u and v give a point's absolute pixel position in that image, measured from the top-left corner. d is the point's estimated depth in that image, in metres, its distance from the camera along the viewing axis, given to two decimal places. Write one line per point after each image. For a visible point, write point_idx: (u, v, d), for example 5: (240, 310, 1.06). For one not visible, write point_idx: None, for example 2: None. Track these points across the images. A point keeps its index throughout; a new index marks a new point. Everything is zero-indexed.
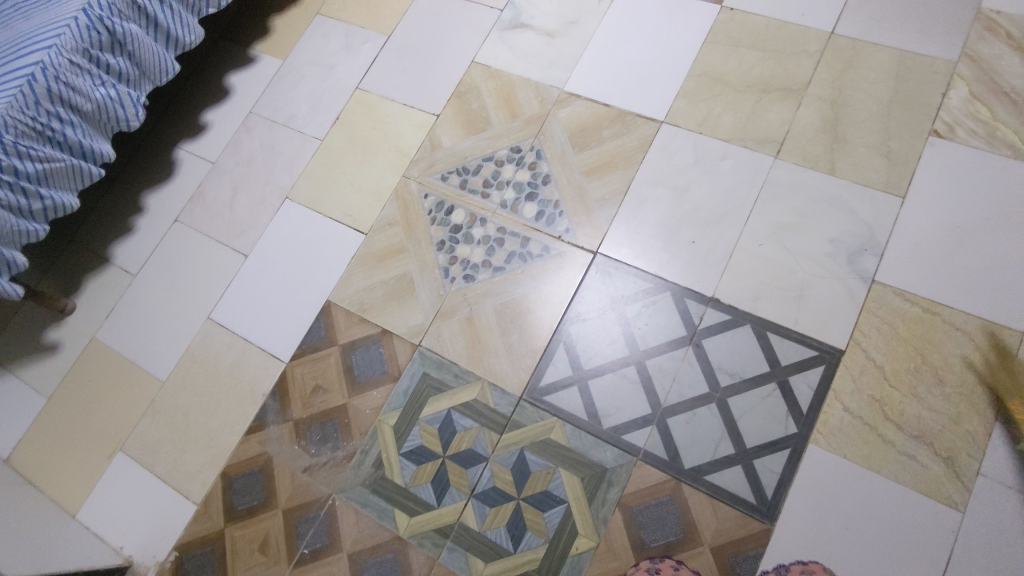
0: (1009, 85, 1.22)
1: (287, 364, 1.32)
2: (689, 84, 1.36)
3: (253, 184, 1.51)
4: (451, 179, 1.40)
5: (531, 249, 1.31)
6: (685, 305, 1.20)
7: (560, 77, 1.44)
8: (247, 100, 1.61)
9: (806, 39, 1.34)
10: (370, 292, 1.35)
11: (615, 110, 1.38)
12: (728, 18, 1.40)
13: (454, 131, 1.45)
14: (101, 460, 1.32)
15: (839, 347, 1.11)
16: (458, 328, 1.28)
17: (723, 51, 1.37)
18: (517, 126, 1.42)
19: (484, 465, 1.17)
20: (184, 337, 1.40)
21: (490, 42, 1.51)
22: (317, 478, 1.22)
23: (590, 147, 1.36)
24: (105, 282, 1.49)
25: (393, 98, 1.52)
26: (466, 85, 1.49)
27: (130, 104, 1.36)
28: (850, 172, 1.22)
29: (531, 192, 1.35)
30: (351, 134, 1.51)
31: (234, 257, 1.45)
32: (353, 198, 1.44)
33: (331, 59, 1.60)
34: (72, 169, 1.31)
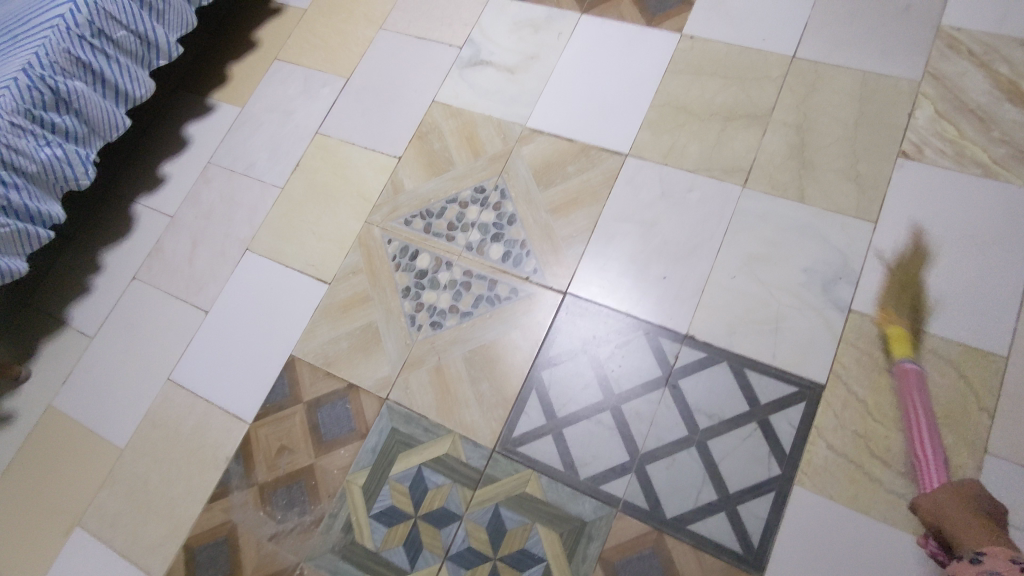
0: (975, 102, 1.19)
1: (251, 424, 1.27)
2: (652, 115, 1.33)
3: (213, 236, 1.47)
4: (415, 222, 1.36)
5: (499, 292, 1.26)
6: (659, 344, 1.16)
7: (522, 114, 1.41)
8: (206, 150, 1.57)
9: (768, 65, 1.32)
10: (335, 344, 1.30)
11: (578, 145, 1.35)
12: (688, 47, 1.38)
13: (416, 173, 1.41)
14: (57, 537, 1.26)
15: (819, 381, 1.07)
16: (426, 379, 1.23)
17: (684, 80, 1.35)
18: (480, 165, 1.38)
19: (458, 523, 1.11)
20: (143, 400, 1.35)
21: (450, 80, 1.48)
22: (284, 546, 1.16)
23: (555, 184, 1.33)
24: (61, 346, 1.43)
25: (354, 142, 1.48)
26: (427, 125, 1.45)
27: (79, 162, 1.31)
28: (820, 199, 1.19)
29: (497, 232, 1.31)
30: (312, 180, 1.47)
31: (194, 314, 1.40)
32: (315, 246, 1.40)
33: (290, 105, 1.57)
34: (19, 233, 1.25)
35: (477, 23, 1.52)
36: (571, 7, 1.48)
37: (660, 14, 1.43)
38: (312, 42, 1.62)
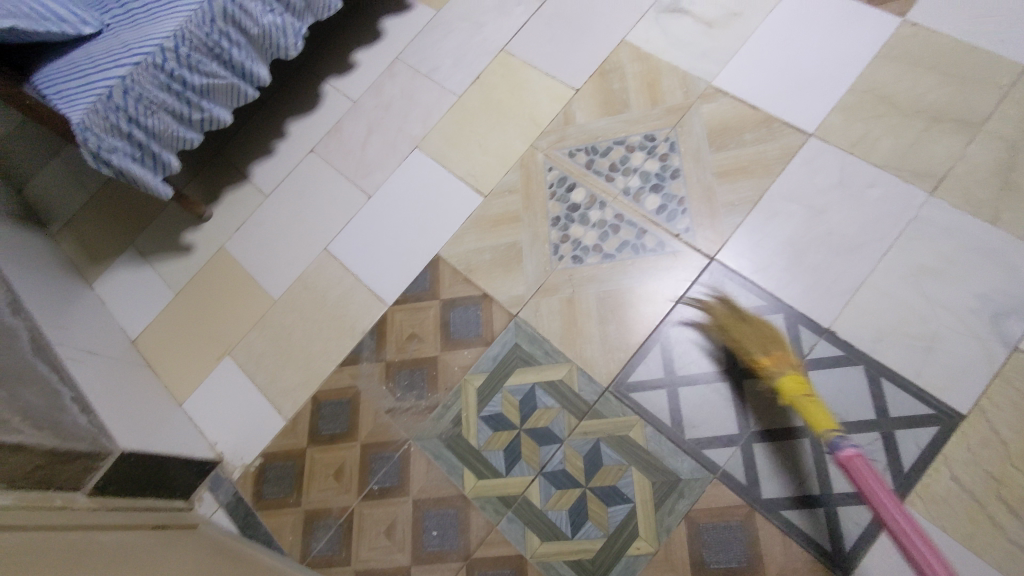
0: None
1: (389, 308, 1.38)
2: (850, 99, 1.27)
3: (387, 128, 1.56)
4: (578, 156, 1.39)
5: (646, 242, 1.28)
6: (797, 332, 1.14)
7: (711, 71, 1.38)
8: (396, 45, 1.65)
9: (996, 70, 1.21)
10: (479, 254, 1.37)
11: (762, 114, 1.31)
12: (910, 33, 1.28)
13: (590, 108, 1.43)
14: (211, 360, 1.43)
15: (961, 411, 1.03)
16: (557, 307, 1.28)
17: (897, 69, 1.26)
18: (656, 114, 1.38)
19: (558, 446, 1.18)
20: (300, 262, 1.48)
21: (645, 23, 1.47)
22: (398, 422, 1.27)
23: (728, 148, 1.31)
24: (241, 197, 1.59)
25: (536, 66, 1.51)
26: (611, 64, 1.45)
27: (292, 34, 1.43)
28: (1015, 225, 1.11)
29: (657, 184, 1.32)
30: (489, 95, 1.51)
31: (357, 195, 1.51)
32: (479, 158, 1.46)
33: (482, 17, 1.60)
34: (233, 88, 1.39)
35: None
36: None
37: None
38: None
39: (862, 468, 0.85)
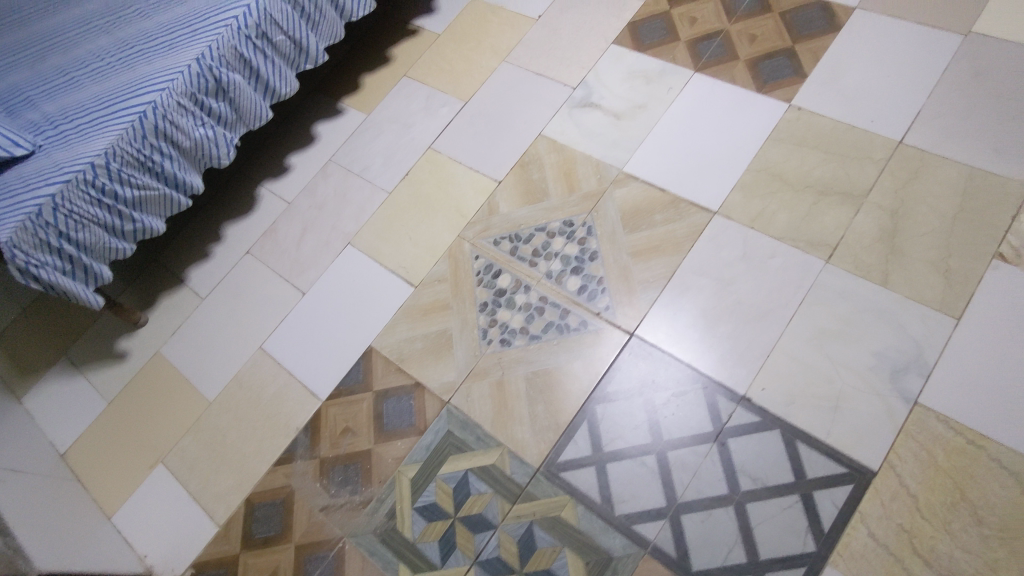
0: None
1: (323, 403, 1.38)
2: (747, 178, 1.37)
3: (321, 227, 1.61)
4: (503, 244, 1.45)
5: (569, 321, 1.33)
6: (714, 401, 1.18)
7: (621, 158, 1.47)
8: (329, 149, 1.73)
9: (873, 146, 1.33)
10: (410, 343, 1.40)
11: (669, 196, 1.40)
12: (795, 117, 1.40)
13: (512, 198, 1.50)
14: (143, 469, 1.41)
15: (871, 468, 1.07)
16: (487, 391, 1.30)
17: (786, 149, 1.37)
18: (573, 200, 1.46)
19: (492, 532, 1.17)
20: (235, 363, 1.49)
21: (559, 117, 1.57)
22: (332, 519, 1.26)
23: (640, 229, 1.38)
24: (177, 301, 1.61)
25: (460, 161, 1.59)
26: (530, 156, 1.55)
27: (224, 144, 1.48)
28: (903, 286, 1.18)
29: (578, 266, 1.38)
30: (417, 190, 1.59)
31: (292, 293, 1.54)
32: (409, 250, 1.51)
33: (409, 119, 1.70)
34: (165, 197, 1.44)
35: (593, 67, 1.61)
36: (686, 64, 1.54)
37: (772, 82, 1.46)
38: (440, 65, 1.76)
39: None
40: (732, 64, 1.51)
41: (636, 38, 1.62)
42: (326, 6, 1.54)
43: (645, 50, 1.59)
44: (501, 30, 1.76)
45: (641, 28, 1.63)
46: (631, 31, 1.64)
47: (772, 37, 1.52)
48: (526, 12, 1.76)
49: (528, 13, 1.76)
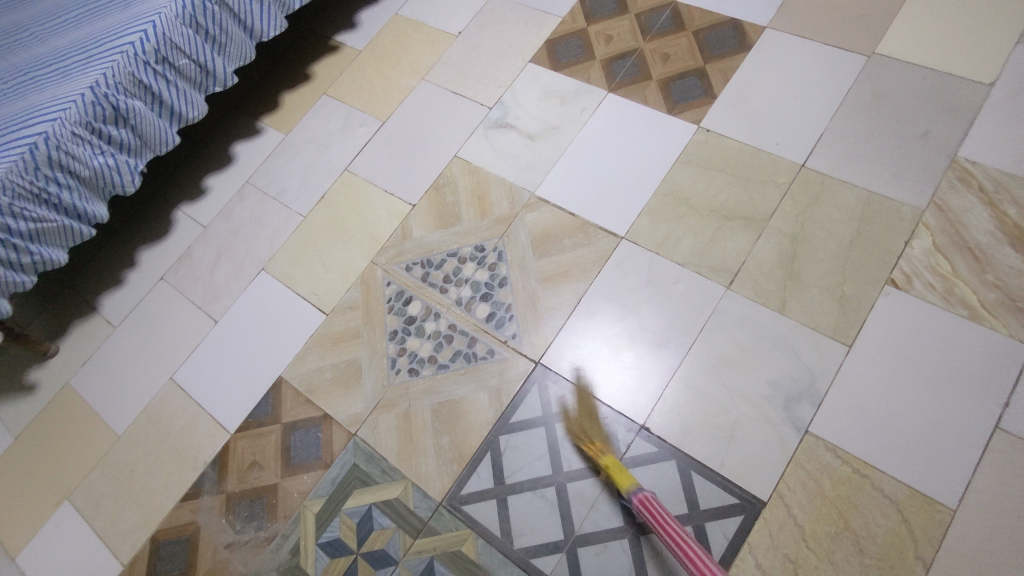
0: (975, 240, 1.18)
1: (231, 436, 1.36)
2: (654, 203, 1.37)
3: (236, 252, 1.59)
4: (415, 270, 1.44)
5: (477, 350, 1.32)
6: (614, 431, 1.19)
7: (533, 181, 1.47)
8: (246, 170, 1.70)
9: (776, 170, 1.33)
10: (320, 374, 1.38)
11: (579, 220, 1.40)
12: (703, 140, 1.41)
13: (426, 222, 1.49)
14: (48, 506, 1.38)
15: (760, 497, 1.08)
16: (394, 422, 1.29)
17: (692, 172, 1.38)
18: (485, 225, 1.45)
19: (394, 567, 1.17)
20: (146, 394, 1.46)
21: (475, 138, 1.56)
22: (236, 556, 1.24)
23: (549, 254, 1.38)
24: (88, 330, 1.58)
25: (376, 184, 1.57)
26: (445, 178, 1.53)
27: (127, 171, 1.45)
28: (799, 313, 1.20)
29: (487, 292, 1.37)
30: (332, 214, 1.57)
31: (205, 322, 1.52)
32: (322, 277, 1.49)
33: (327, 139, 1.67)
34: (65, 228, 1.40)
35: (510, 87, 1.60)
36: (600, 84, 1.54)
37: (682, 103, 1.46)
38: (359, 83, 1.73)
39: None
40: (645, 84, 1.51)
41: (553, 57, 1.61)
42: (232, 28, 1.50)
43: (561, 69, 1.59)
44: (421, 46, 1.73)
45: (558, 47, 1.62)
46: (548, 49, 1.62)
47: (684, 57, 1.52)
48: (447, 28, 1.74)
49: (449, 30, 1.74)
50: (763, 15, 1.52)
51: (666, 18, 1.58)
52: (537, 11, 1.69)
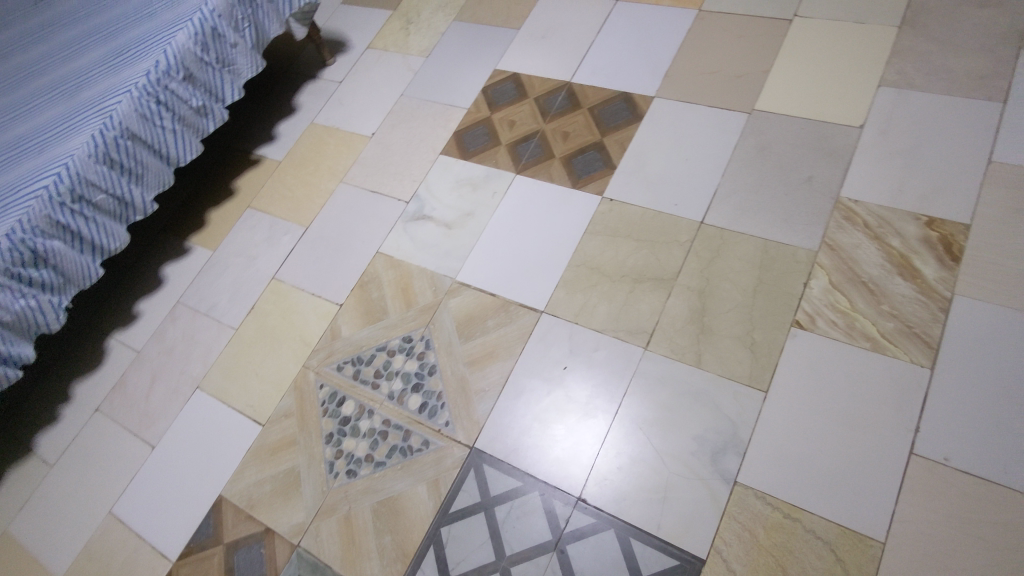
0: (867, 273, 1.24)
1: (173, 564, 1.33)
2: (568, 274, 1.42)
3: (170, 373, 1.58)
4: (346, 369, 1.45)
5: (412, 442, 1.32)
6: (551, 507, 1.18)
7: (453, 267, 1.51)
8: (177, 290, 1.72)
9: (678, 229, 1.39)
10: (259, 487, 1.36)
11: (499, 300, 1.43)
12: (608, 209, 1.47)
13: (353, 320, 1.51)
14: None
15: (699, 555, 1.08)
16: (335, 528, 1.27)
17: (601, 241, 1.43)
18: (411, 315, 1.47)
19: None
20: (84, 532, 1.42)
21: (395, 233, 1.61)
22: None
23: (474, 336, 1.40)
24: (24, 473, 1.54)
25: (303, 288, 1.60)
26: (368, 275, 1.56)
27: (51, 309, 1.46)
28: (715, 365, 1.23)
29: (418, 382, 1.38)
30: (263, 323, 1.58)
31: (142, 448, 1.50)
32: (256, 387, 1.49)
33: (254, 251, 1.71)
34: None
35: (423, 180, 1.67)
36: (507, 167, 1.61)
37: (585, 176, 1.53)
38: (281, 192, 1.79)
39: None
40: (549, 162, 1.58)
41: (461, 147, 1.69)
42: (147, 158, 1.56)
43: (470, 157, 1.66)
44: (338, 151, 1.81)
45: (466, 137, 1.70)
46: (457, 140, 1.71)
47: (582, 133, 1.60)
48: (360, 131, 1.82)
49: (363, 132, 1.82)
50: (650, 85, 1.62)
51: (563, 99, 1.68)
52: (443, 106, 1.78)
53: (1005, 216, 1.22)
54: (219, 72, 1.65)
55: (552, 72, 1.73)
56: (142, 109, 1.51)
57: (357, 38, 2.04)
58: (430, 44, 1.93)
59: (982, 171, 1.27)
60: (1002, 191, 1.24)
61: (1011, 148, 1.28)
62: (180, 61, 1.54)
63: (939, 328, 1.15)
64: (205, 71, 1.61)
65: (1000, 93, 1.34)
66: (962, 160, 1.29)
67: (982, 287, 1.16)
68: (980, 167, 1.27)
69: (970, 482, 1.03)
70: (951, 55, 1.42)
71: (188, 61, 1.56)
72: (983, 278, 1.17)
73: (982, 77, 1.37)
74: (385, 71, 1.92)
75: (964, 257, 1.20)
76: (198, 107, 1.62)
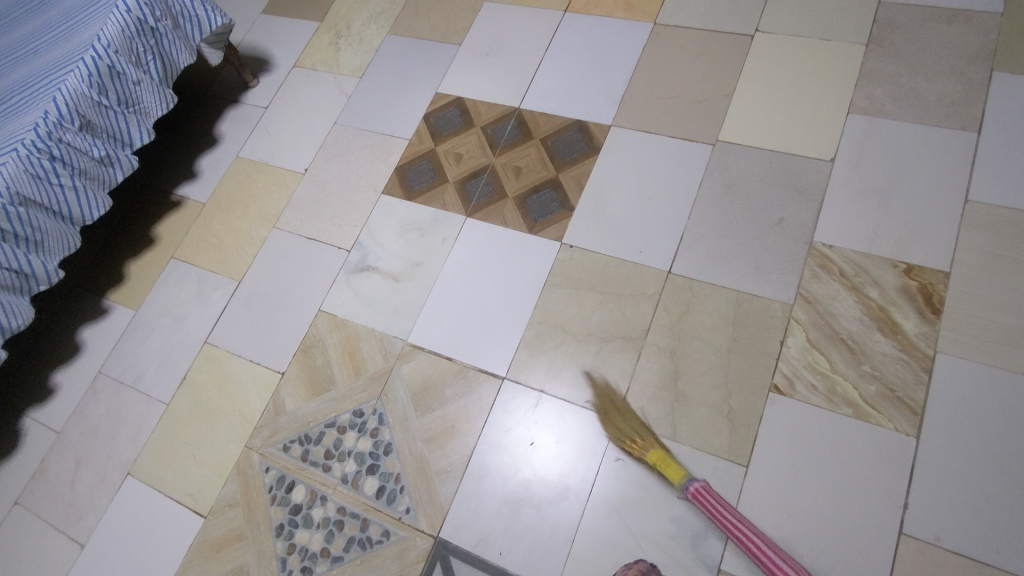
0: (845, 329, 1.17)
1: None
2: (530, 333, 1.31)
3: (96, 457, 1.42)
4: (293, 449, 1.32)
5: (371, 533, 1.21)
6: None
7: (404, 327, 1.38)
8: (98, 357, 1.53)
9: (644, 280, 1.30)
10: None
11: (457, 365, 1.32)
12: (568, 257, 1.36)
13: (298, 391, 1.38)
14: None
15: None
16: None
17: (563, 294, 1.33)
18: (361, 384, 1.35)
19: None
20: None
21: (337, 287, 1.46)
22: None
23: (432, 409, 1.29)
24: None
25: (239, 354, 1.45)
26: (311, 338, 1.43)
27: None
28: (692, 436, 1.15)
29: (372, 463, 1.27)
30: (197, 396, 1.43)
31: (71, 547, 1.34)
32: (194, 473, 1.35)
33: (182, 310, 1.54)
34: None
35: (365, 224, 1.52)
36: (456, 209, 1.48)
37: (542, 219, 1.42)
38: (207, 241, 1.61)
39: (706, 498, 1.01)
40: (501, 203, 1.46)
41: (404, 185, 1.54)
42: (46, 222, 1.35)
43: (415, 197, 1.52)
44: (268, 190, 1.64)
45: (409, 173, 1.56)
46: (399, 177, 1.56)
47: (536, 168, 1.48)
48: (292, 167, 1.66)
49: (295, 168, 1.65)
50: (606, 112, 1.50)
51: (512, 128, 1.54)
52: (382, 136, 1.63)
53: (986, 263, 1.16)
54: (122, 115, 1.45)
55: (499, 97, 1.59)
56: (33, 168, 1.30)
57: (281, 55, 1.84)
58: (363, 62, 1.76)
59: (960, 212, 1.20)
60: (982, 234, 1.18)
61: (988, 185, 1.21)
62: (74, 107, 1.34)
63: (923, 392, 1.09)
64: (105, 116, 1.42)
65: (973, 122, 1.27)
66: (939, 200, 1.22)
67: (966, 343, 1.11)
68: (958, 207, 1.21)
69: (961, 563, 0.99)
70: (922, 78, 1.34)
71: (84, 106, 1.36)
72: (966, 333, 1.12)
73: (954, 104, 1.30)
74: (315, 95, 1.75)
75: (945, 309, 1.14)
76: (102, 157, 1.42)
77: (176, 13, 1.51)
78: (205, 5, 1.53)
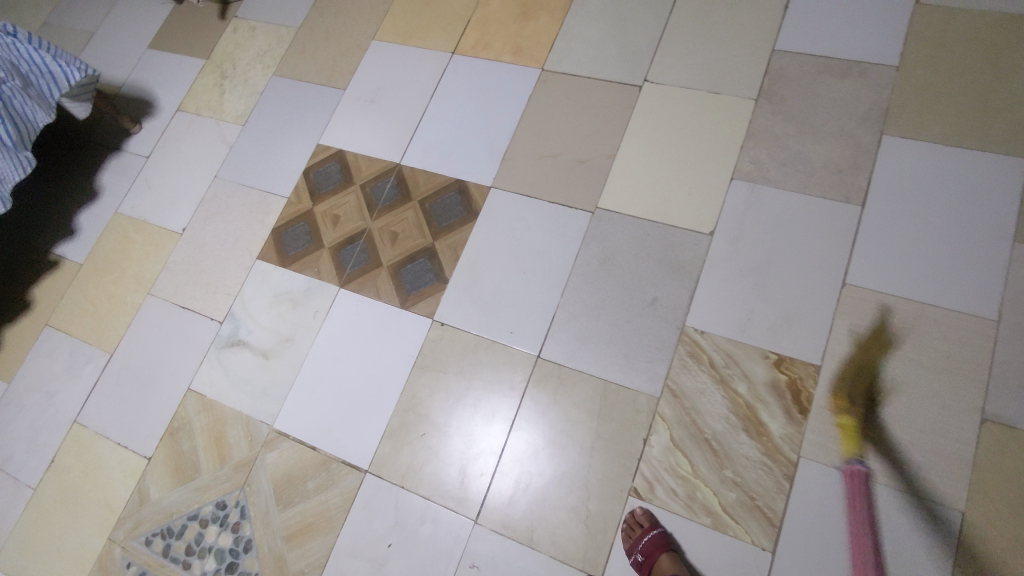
0: (710, 428, 1.11)
1: None
2: (395, 422, 1.25)
3: None
4: (155, 543, 1.28)
5: None
6: None
7: (271, 411, 1.32)
8: None
9: (513, 365, 1.23)
10: None
11: (320, 455, 1.26)
12: (439, 336, 1.29)
13: (163, 479, 1.33)
14: None
15: None
16: None
17: (431, 378, 1.27)
18: (224, 473, 1.29)
19: None
20: None
21: (207, 363, 1.40)
22: None
23: (293, 503, 1.24)
24: None
25: (107, 435, 1.40)
26: (179, 420, 1.37)
27: None
28: (549, 544, 1.10)
29: (232, 562, 1.22)
30: (62, 481, 1.38)
31: None
32: (57, 566, 1.31)
33: (52, 384, 1.48)
34: None
35: (239, 293, 1.45)
36: (330, 279, 1.40)
37: (414, 293, 1.34)
38: (82, 307, 1.54)
39: None
40: (375, 273, 1.38)
41: (280, 251, 1.46)
42: None
43: (289, 264, 1.44)
44: (144, 251, 1.56)
45: (285, 237, 1.47)
46: (275, 241, 1.48)
47: (411, 234, 1.40)
48: (170, 226, 1.57)
49: (172, 227, 1.57)
50: (487, 171, 1.41)
51: (391, 187, 1.46)
52: (261, 193, 1.54)
53: (858, 356, 1.09)
54: None
55: (380, 150, 1.50)
56: None
57: (165, 97, 1.74)
58: (246, 107, 1.66)
59: (836, 297, 1.13)
60: (856, 323, 1.11)
61: (867, 268, 1.14)
62: None
63: (782, 502, 1.04)
64: None
65: (859, 193, 1.19)
66: (816, 283, 1.15)
67: (830, 448, 1.05)
68: (835, 291, 1.14)
69: None
70: (810, 140, 1.25)
71: None
72: (832, 437, 1.06)
73: (841, 171, 1.21)
74: (197, 143, 1.65)
75: (812, 409, 1.08)
76: None
77: (25, 71, 1.40)
78: (59, 60, 1.43)
